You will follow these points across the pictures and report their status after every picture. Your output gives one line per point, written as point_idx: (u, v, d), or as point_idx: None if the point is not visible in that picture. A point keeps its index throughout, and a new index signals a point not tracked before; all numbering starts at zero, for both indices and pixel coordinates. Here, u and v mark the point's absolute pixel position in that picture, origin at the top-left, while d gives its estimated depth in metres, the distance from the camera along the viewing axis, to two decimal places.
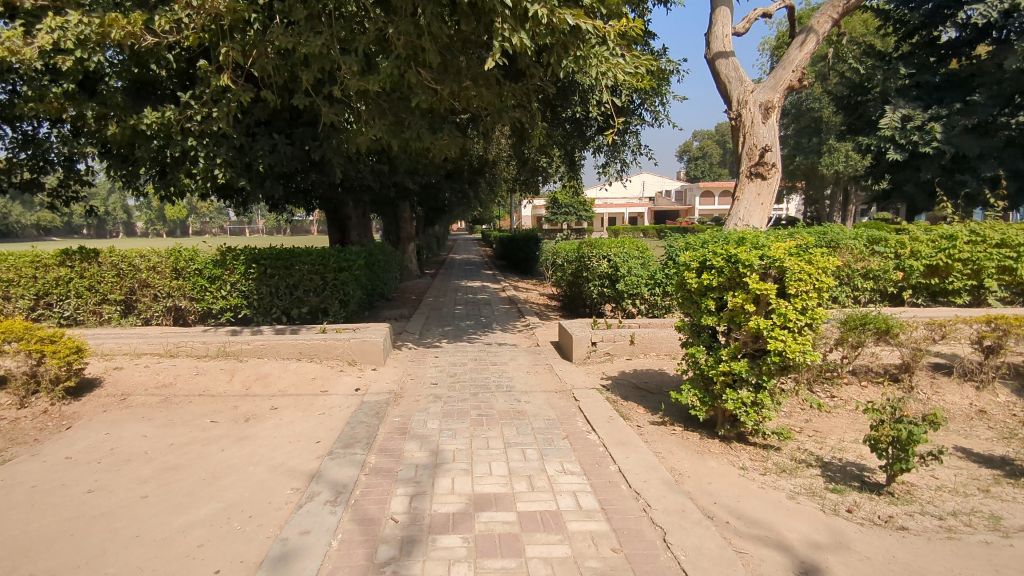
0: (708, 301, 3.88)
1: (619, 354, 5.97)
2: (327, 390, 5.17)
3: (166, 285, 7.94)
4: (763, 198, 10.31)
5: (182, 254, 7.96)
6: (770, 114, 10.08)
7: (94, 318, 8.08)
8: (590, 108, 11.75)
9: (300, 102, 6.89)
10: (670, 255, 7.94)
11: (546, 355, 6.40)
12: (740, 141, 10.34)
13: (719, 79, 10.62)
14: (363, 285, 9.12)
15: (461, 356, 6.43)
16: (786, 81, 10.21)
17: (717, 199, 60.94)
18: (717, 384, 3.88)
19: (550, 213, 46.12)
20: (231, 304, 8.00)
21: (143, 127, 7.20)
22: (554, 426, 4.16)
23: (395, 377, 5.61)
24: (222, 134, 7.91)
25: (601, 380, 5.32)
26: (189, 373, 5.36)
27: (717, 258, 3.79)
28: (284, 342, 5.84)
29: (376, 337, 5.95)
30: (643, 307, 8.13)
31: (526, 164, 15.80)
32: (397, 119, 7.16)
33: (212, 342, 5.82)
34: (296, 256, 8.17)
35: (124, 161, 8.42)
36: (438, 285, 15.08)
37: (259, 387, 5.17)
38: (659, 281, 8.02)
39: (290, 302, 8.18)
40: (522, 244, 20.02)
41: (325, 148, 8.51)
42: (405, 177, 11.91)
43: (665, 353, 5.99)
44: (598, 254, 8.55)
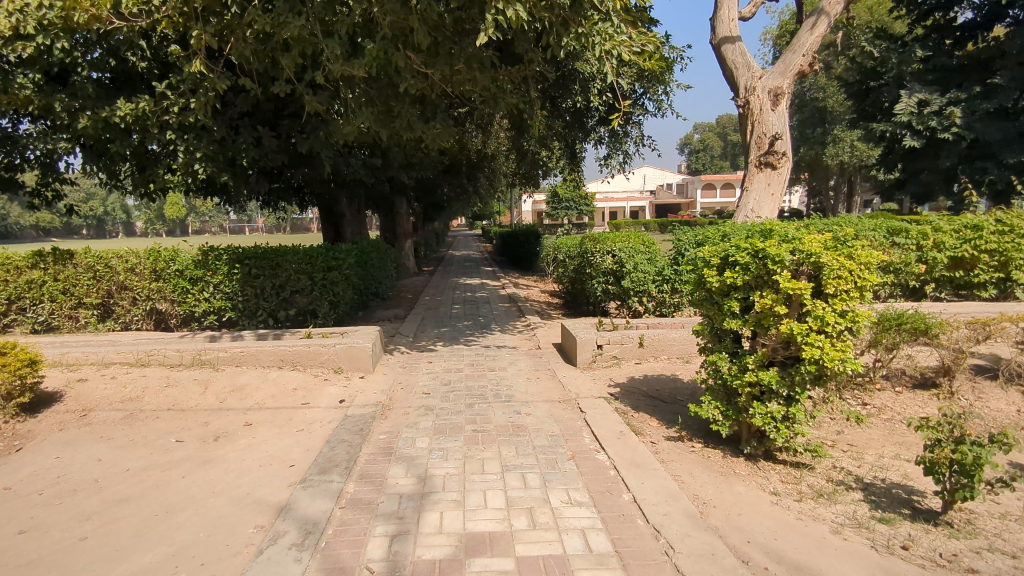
0: (732, 302, 3.42)
1: (627, 358, 5.51)
2: (309, 402, 4.71)
3: (146, 287, 7.47)
4: (773, 189, 9.83)
5: (161, 254, 7.44)
6: (779, 101, 9.59)
7: (69, 324, 7.63)
8: (591, 97, 11.26)
9: (282, 90, 6.43)
10: (679, 249, 7.48)
11: (548, 359, 5.95)
12: (748, 129, 9.85)
13: (725, 65, 10.11)
14: (354, 284, 8.66)
15: (457, 360, 5.99)
16: (797, 66, 9.69)
17: (720, 191, 60.42)
18: (742, 397, 3.43)
19: (551, 208, 45.70)
20: (215, 306, 7.49)
21: (116, 119, 6.75)
22: (558, 444, 3.71)
23: (384, 386, 5.16)
24: (201, 126, 7.44)
25: (609, 388, 4.87)
26: (160, 385, 4.91)
27: (742, 254, 3.34)
28: (264, 349, 5.39)
29: (364, 343, 5.49)
30: (651, 304, 7.65)
31: (526, 157, 15.33)
32: (386, 107, 6.70)
33: (186, 349, 5.36)
34: (283, 255, 7.71)
35: (101, 157, 7.95)
36: (436, 282, 14.63)
37: (234, 400, 4.72)
38: (667, 277, 7.54)
39: (277, 304, 7.71)
40: (522, 239, 19.61)
41: (312, 140, 8.04)
42: (399, 172, 11.43)
43: (677, 356, 5.53)
44: (601, 249, 8.09)
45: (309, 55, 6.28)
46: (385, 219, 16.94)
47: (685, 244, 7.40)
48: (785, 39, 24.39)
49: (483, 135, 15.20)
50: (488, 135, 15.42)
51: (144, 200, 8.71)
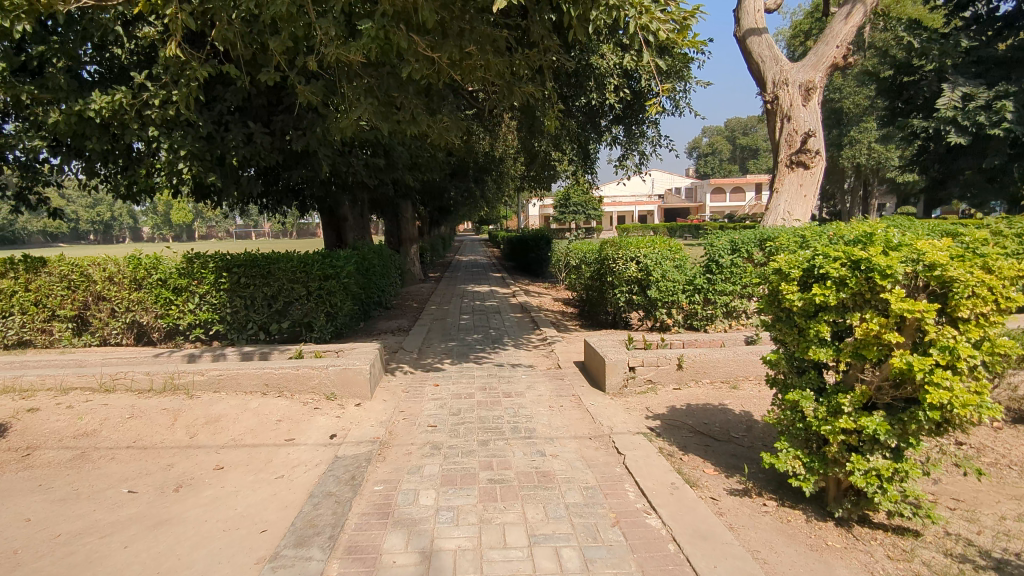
0: (822, 326, 2.69)
1: (664, 383, 4.77)
2: (294, 438, 4.00)
3: (125, 298, 6.80)
4: (806, 190, 9.05)
5: (142, 261, 6.78)
6: (812, 95, 8.83)
7: (42, 338, 6.95)
8: (606, 94, 10.55)
9: (271, 79, 5.76)
10: (711, 256, 6.74)
11: (572, 381, 5.23)
12: (777, 126, 9.10)
13: (750, 59, 9.34)
14: (354, 294, 7.94)
15: (467, 382, 5.25)
16: (830, 58, 8.90)
17: (730, 195, 59.61)
18: (834, 447, 2.71)
19: (559, 213, 45.11)
20: (201, 319, 6.80)
21: (90, 113, 6.10)
22: (597, 502, 2.98)
23: (384, 416, 4.44)
24: (186, 122, 6.79)
25: (648, 421, 4.14)
26: (122, 416, 4.21)
27: (836, 266, 2.62)
28: (245, 372, 4.68)
29: (361, 365, 4.75)
30: (680, 317, 6.90)
31: (535, 159, 14.61)
32: (388, 97, 6.00)
33: (157, 373, 4.66)
34: (275, 261, 6.99)
35: (81, 157, 7.30)
36: (442, 290, 13.93)
37: (206, 435, 4.01)
38: (698, 287, 6.75)
39: (269, 316, 7.01)
40: (531, 244, 18.91)
41: (308, 137, 7.37)
42: (404, 173, 10.74)
43: (721, 381, 4.79)
44: (624, 256, 7.36)
45: (300, 37, 5.60)
46: (390, 224, 16.26)
47: (719, 250, 6.65)
48: (798, 39, 23.66)
49: (490, 135, 14.48)
50: (496, 136, 14.69)
51: (129, 204, 8.07)
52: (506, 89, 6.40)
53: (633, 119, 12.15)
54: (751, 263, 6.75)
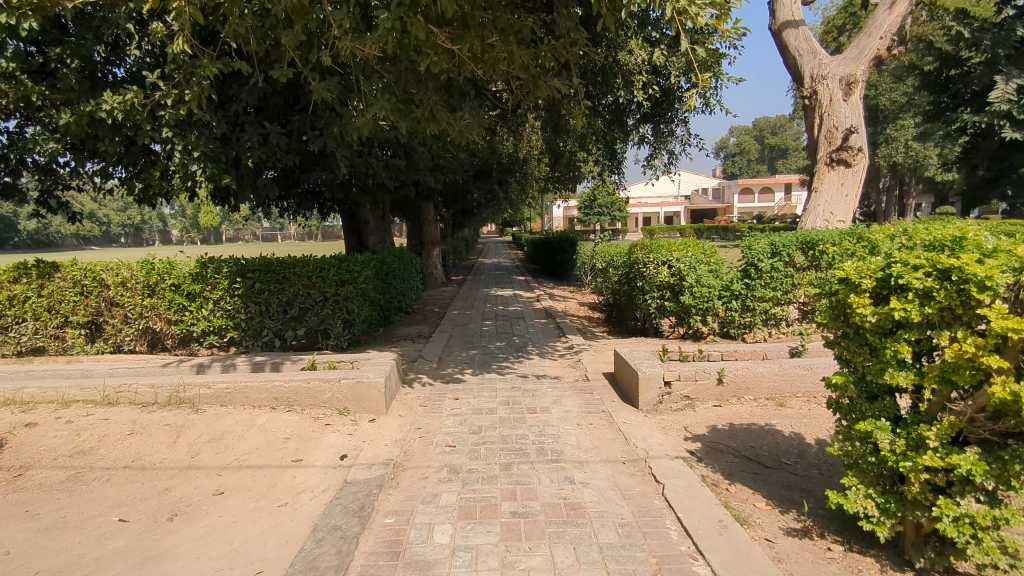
0: (901, 345, 2.30)
1: (703, 399, 4.38)
2: (302, 458, 3.70)
3: (138, 304, 6.64)
4: (847, 189, 8.53)
5: (155, 266, 6.60)
6: (853, 89, 8.31)
7: (55, 345, 6.81)
8: (634, 91, 10.14)
9: (283, 76, 5.50)
10: (749, 259, 6.31)
11: (601, 395, 4.87)
12: (815, 123, 8.59)
13: (786, 52, 8.85)
14: (373, 300, 7.63)
15: (489, 396, 4.92)
16: (873, 50, 8.31)
17: (758, 195, 58.46)
18: (916, 487, 2.30)
19: (584, 214, 44.68)
20: (214, 326, 6.61)
21: (101, 114, 5.95)
22: (634, 543, 2.63)
23: (399, 433, 4.13)
24: (200, 123, 6.60)
25: (688, 443, 3.75)
26: (122, 432, 3.97)
27: (920, 276, 2.24)
28: (253, 385, 4.41)
29: (375, 378, 4.44)
30: (716, 325, 6.49)
31: (560, 159, 14.24)
32: (406, 94, 5.69)
33: (162, 386, 4.42)
34: (290, 266, 6.74)
35: (96, 159, 7.17)
36: (465, 294, 13.65)
37: (208, 455, 3.74)
38: (735, 293, 6.34)
39: (284, 322, 6.78)
40: (555, 245, 18.53)
41: (325, 138, 7.12)
42: (426, 175, 10.47)
43: (767, 397, 4.38)
44: (656, 259, 6.97)
45: (314, 31, 5.33)
46: (412, 226, 16.05)
47: (758, 254, 6.23)
48: (831, 34, 22.88)
49: (513, 135, 14.15)
50: (519, 136, 14.35)
51: (146, 207, 7.93)
52: (530, 84, 6.05)
53: (661, 117, 11.71)
54: (793, 267, 6.30)
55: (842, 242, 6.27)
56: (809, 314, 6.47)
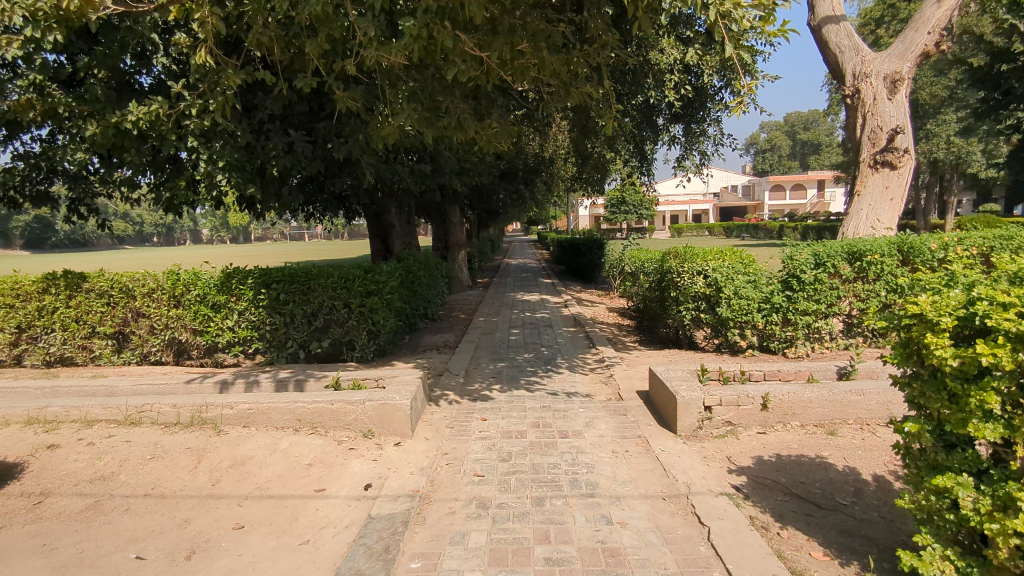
0: (988, 395, 2.04)
1: (747, 425, 4.11)
2: (324, 488, 3.55)
3: (164, 315, 6.65)
4: (892, 193, 8.12)
5: (181, 277, 6.63)
6: (899, 88, 7.88)
7: (83, 355, 6.83)
8: (666, 91, 9.83)
9: (306, 85, 5.36)
10: (790, 270, 6.00)
11: (636, 417, 4.63)
12: (858, 123, 8.19)
13: (826, 50, 8.39)
14: (399, 309, 7.50)
15: (518, 417, 4.72)
16: (921, 46, 7.88)
17: (789, 192, 57.21)
18: (1006, 555, 2.01)
19: (610, 213, 44.24)
20: (240, 337, 6.60)
21: (127, 125, 5.91)
22: None
23: (425, 459, 3.96)
24: (225, 132, 6.54)
25: (732, 477, 3.50)
26: (142, 456, 3.87)
27: (1013, 318, 1.98)
28: (276, 406, 4.28)
29: (400, 400, 4.27)
30: (755, 339, 6.20)
31: (587, 160, 13.95)
32: (433, 102, 5.51)
33: (184, 406, 4.33)
34: (315, 276, 6.66)
35: (123, 169, 7.17)
36: (491, 298, 13.49)
37: (229, 482, 3.61)
38: (776, 305, 6.04)
39: (309, 334, 6.70)
40: (582, 247, 18.25)
41: (350, 145, 6.99)
42: (452, 179, 10.31)
43: (816, 424, 4.09)
44: (690, 269, 6.68)
45: (338, 39, 5.18)
46: (437, 228, 15.94)
47: (800, 264, 5.91)
48: (869, 27, 22.09)
49: (540, 136, 13.90)
50: (546, 137, 14.09)
51: (173, 216, 7.91)
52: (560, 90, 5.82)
53: (693, 116, 11.36)
54: (838, 278, 5.98)
55: (891, 251, 5.92)
56: (855, 327, 6.15)
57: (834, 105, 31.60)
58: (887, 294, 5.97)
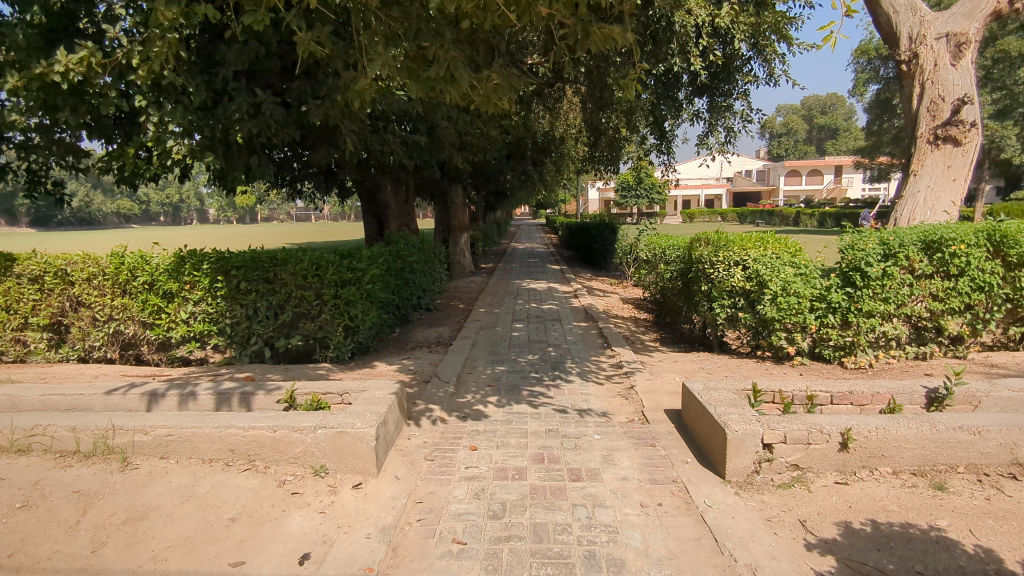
0: None
1: (819, 470, 3.09)
2: (245, 560, 2.56)
3: (107, 305, 5.75)
4: (955, 173, 6.58)
5: (125, 260, 5.72)
6: (965, 52, 6.39)
7: (16, 349, 5.95)
8: (692, 56, 8.65)
9: (258, 23, 4.28)
10: (852, 261, 4.96)
11: (668, 450, 3.60)
12: (915, 93, 6.68)
13: (874, 9, 6.93)
14: (383, 301, 6.51)
15: (517, 446, 3.70)
16: (992, 2, 6.38)
17: (805, 178, 55.64)
18: None
19: (620, 197, 43.08)
20: (195, 331, 5.69)
21: (52, 76, 4.92)
22: None
23: (390, 513, 2.95)
24: (176, 87, 5.52)
25: (815, 557, 2.48)
26: (12, 503, 2.89)
27: None
28: (202, 432, 3.29)
29: (362, 428, 3.26)
30: (804, 344, 5.17)
31: (600, 137, 12.78)
32: (417, 48, 4.43)
33: (85, 430, 3.36)
34: (281, 262, 5.68)
35: (66, 134, 6.18)
36: (495, 285, 12.50)
37: (117, 548, 2.62)
38: (831, 305, 5.00)
39: (274, 329, 5.75)
40: (593, 231, 17.15)
41: (325, 107, 5.94)
42: (452, 154, 9.24)
43: (913, 471, 3.06)
44: (725, 260, 5.63)
45: None
46: (439, 210, 14.92)
47: (865, 255, 4.86)
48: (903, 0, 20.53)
49: (550, 110, 12.75)
50: (556, 111, 12.94)
51: (132, 191, 6.95)
52: (575, 35, 4.72)
53: (718, 88, 10.15)
54: (910, 273, 4.91)
55: (980, 241, 4.83)
56: (927, 333, 5.09)
57: (859, 86, 30.05)
58: (972, 294, 4.88)
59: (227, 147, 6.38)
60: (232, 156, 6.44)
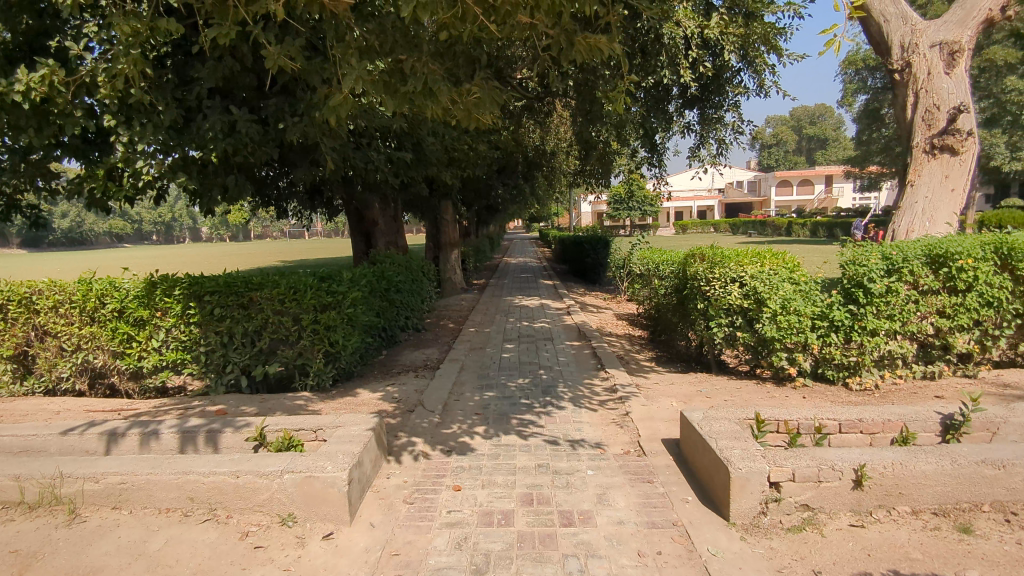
0: None
1: (831, 511, 2.83)
2: None
3: (74, 334, 5.46)
4: (955, 183, 6.30)
5: (93, 287, 5.44)
6: (959, 60, 6.16)
7: None
8: (681, 68, 8.49)
9: (225, 37, 4.05)
10: (853, 277, 4.74)
11: (668, 487, 3.33)
12: (909, 103, 6.42)
13: (864, 19, 6.69)
14: (367, 324, 6.24)
15: (503, 485, 3.43)
16: (984, 10, 6.15)
17: (797, 188, 55.85)
18: None
19: (613, 209, 43.13)
20: (167, 361, 5.41)
21: (11, 96, 4.68)
22: None
23: (362, 569, 2.67)
24: (145, 105, 5.29)
25: None
26: None
27: None
28: (156, 480, 3.01)
29: (332, 472, 2.99)
30: (806, 364, 4.93)
31: (590, 150, 12.60)
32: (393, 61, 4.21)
33: (31, 479, 3.08)
34: (257, 286, 5.41)
35: (33, 156, 5.93)
36: (487, 303, 12.24)
37: None
38: (833, 322, 4.77)
39: (251, 357, 5.47)
40: (585, 245, 16.94)
41: (302, 124, 5.71)
42: (439, 170, 9.02)
43: (933, 511, 2.82)
44: (720, 277, 5.40)
45: None
46: (429, 226, 14.70)
47: (868, 271, 4.64)
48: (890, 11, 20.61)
49: (539, 124, 12.58)
50: (545, 125, 12.78)
51: (105, 213, 6.69)
52: (559, 46, 4.52)
53: (708, 100, 9.97)
54: (915, 289, 4.69)
55: (986, 254, 4.64)
56: (933, 351, 4.87)
57: (848, 96, 30.17)
58: (980, 309, 4.68)
59: (202, 167, 6.14)
60: (207, 177, 6.19)
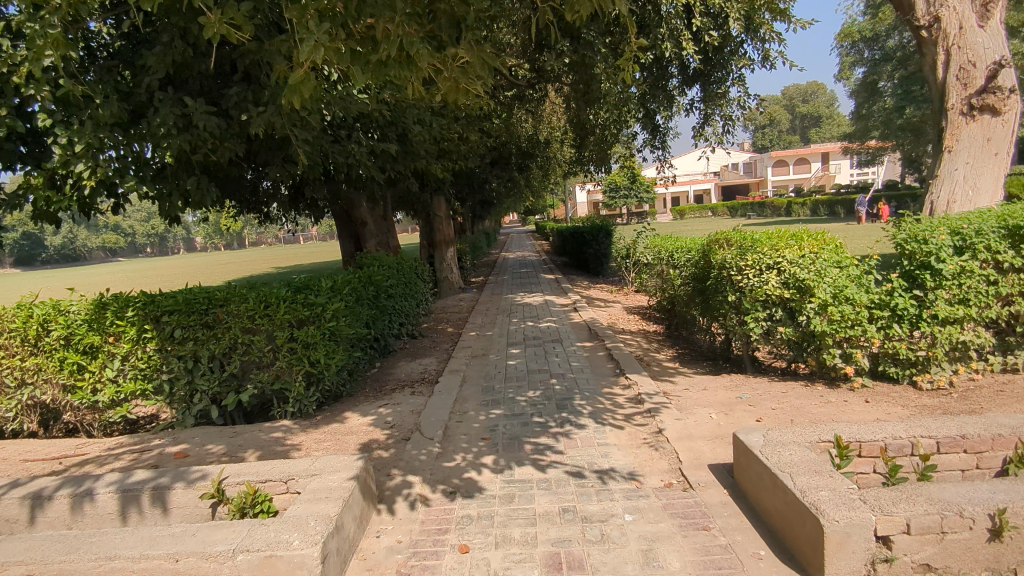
0: None
1: (962, 572, 2.17)
2: None
3: (16, 367, 4.74)
4: (998, 147, 5.35)
5: (35, 312, 4.72)
6: (993, 12, 5.27)
7: None
8: (682, 39, 7.71)
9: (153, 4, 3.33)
10: (918, 257, 4.07)
11: (731, 537, 2.63)
12: (938, 62, 5.47)
13: None
14: (353, 338, 5.52)
15: (523, 541, 2.73)
16: None
17: (794, 167, 55.07)
18: None
19: (610, 198, 42.33)
20: (125, 392, 4.70)
21: None
22: None
23: None
24: (81, 98, 4.55)
25: None
26: None
27: None
28: (72, 569, 2.31)
29: (301, 549, 2.29)
30: (864, 361, 4.22)
31: (586, 136, 11.82)
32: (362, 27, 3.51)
33: None
34: (223, 302, 4.69)
35: None
36: (487, 302, 11.51)
37: None
38: (896, 311, 4.08)
39: (221, 383, 4.76)
40: (587, 236, 16.18)
41: (266, 112, 4.99)
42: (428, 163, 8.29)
43: None
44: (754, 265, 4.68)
45: None
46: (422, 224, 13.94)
47: (936, 248, 3.97)
48: None
49: (529, 112, 11.80)
50: (536, 112, 12.00)
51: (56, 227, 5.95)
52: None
53: (711, 74, 9.14)
54: (992, 267, 4.02)
55: None
56: (1011, 338, 4.21)
57: (846, 71, 29.38)
58: None
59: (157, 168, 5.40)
60: (164, 179, 5.45)
